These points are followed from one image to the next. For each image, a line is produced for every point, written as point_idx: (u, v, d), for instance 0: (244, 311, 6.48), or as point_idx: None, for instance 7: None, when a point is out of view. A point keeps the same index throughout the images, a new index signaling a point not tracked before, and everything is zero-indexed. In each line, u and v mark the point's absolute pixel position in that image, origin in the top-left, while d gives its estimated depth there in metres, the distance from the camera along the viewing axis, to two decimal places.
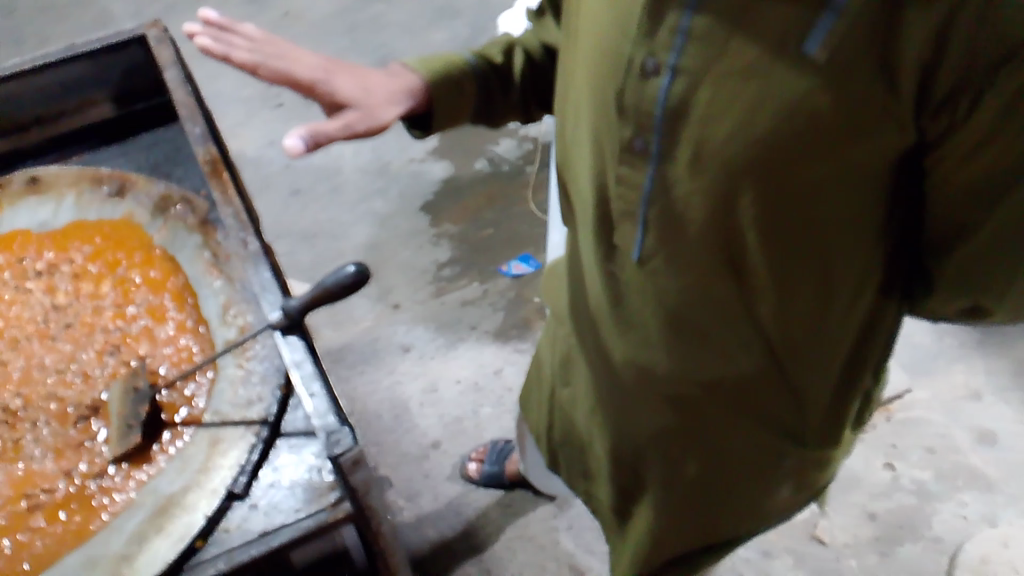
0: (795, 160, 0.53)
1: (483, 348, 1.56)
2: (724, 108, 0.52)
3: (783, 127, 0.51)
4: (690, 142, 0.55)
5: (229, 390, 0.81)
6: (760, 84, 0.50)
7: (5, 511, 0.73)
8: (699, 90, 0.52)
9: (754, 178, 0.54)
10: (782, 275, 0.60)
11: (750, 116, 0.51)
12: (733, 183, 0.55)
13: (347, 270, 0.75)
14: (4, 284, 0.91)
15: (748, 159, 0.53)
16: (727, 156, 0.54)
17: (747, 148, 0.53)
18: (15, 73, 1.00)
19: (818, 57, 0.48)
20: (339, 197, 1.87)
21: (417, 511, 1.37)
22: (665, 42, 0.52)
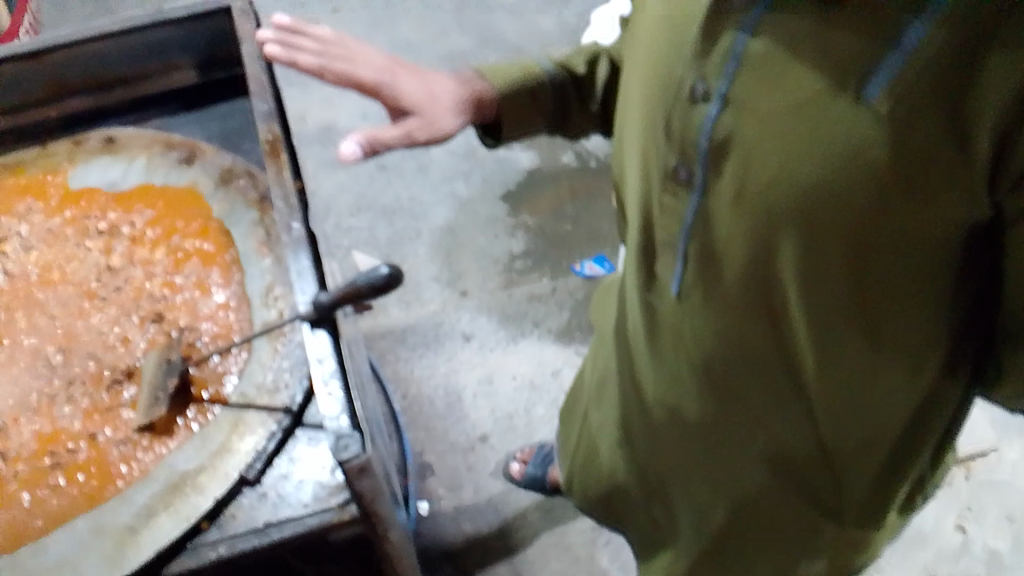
0: (845, 218, 0.47)
1: (545, 347, 1.55)
2: (773, 148, 0.47)
3: (835, 179, 0.46)
4: (734, 178, 0.50)
5: (258, 372, 0.81)
6: (813, 126, 0.45)
7: (29, 463, 0.77)
8: (747, 123, 0.48)
9: (798, 230, 0.49)
10: (825, 336, 0.55)
11: (800, 159, 0.46)
12: (774, 231, 0.50)
13: (380, 270, 0.72)
14: (68, 240, 0.95)
15: (793, 207, 0.48)
16: (771, 202, 0.49)
17: (793, 195, 0.48)
18: (103, 34, 1.00)
19: (878, 105, 0.42)
20: (424, 175, 1.87)
21: (456, 502, 1.35)
22: (718, 66, 0.48)
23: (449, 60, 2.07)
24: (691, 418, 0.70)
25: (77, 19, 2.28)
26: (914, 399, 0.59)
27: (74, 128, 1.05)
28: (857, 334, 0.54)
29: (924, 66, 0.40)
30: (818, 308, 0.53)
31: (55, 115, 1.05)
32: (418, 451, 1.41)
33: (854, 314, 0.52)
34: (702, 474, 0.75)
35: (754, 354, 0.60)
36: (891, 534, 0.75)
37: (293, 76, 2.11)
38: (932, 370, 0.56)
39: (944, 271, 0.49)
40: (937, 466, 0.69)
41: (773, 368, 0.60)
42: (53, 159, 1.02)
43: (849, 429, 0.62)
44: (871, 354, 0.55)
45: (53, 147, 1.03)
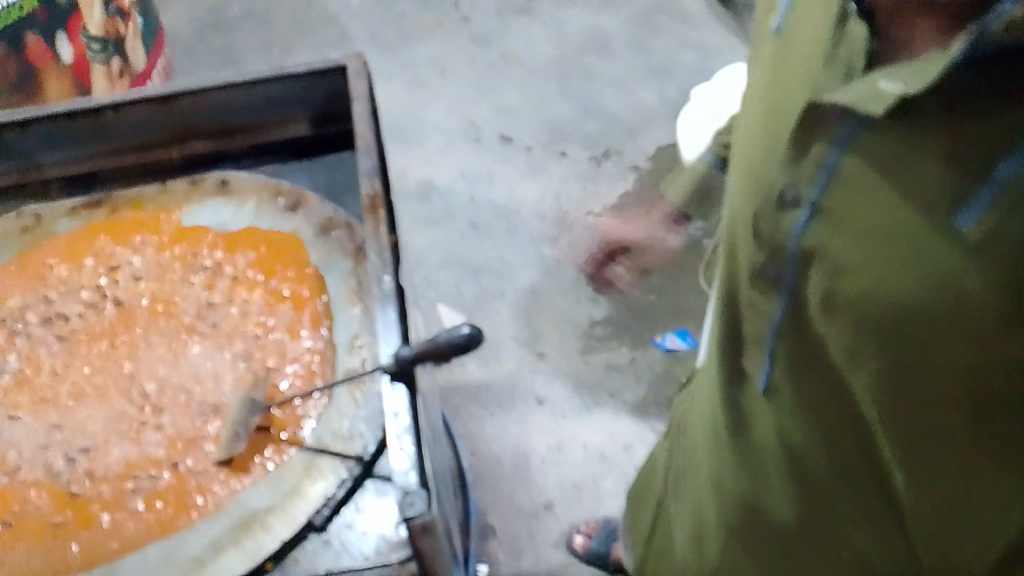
0: (936, 346, 0.45)
1: (618, 420, 1.52)
2: (861, 266, 0.46)
3: (923, 305, 0.44)
4: (820, 288, 0.49)
5: (335, 418, 0.83)
6: (903, 247, 0.44)
7: (113, 485, 0.81)
8: (834, 236, 0.47)
9: (885, 354, 0.47)
10: (911, 474, 0.51)
11: (889, 279, 0.45)
12: (862, 354, 0.49)
13: (462, 330, 0.74)
14: (174, 273, 1.00)
15: (880, 329, 0.47)
16: (858, 322, 0.48)
17: (879, 316, 0.46)
18: (230, 85, 1.06)
19: (969, 236, 0.41)
20: (513, 235, 1.89)
21: (516, 567, 1.35)
22: (810, 175, 0.49)
23: (547, 127, 2.13)
24: (769, 525, 0.68)
25: (207, 64, 2.43)
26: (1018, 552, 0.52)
27: (193, 169, 1.13)
28: (945, 476, 0.50)
29: (1019, 198, 0.39)
30: (902, 441, 0.50)
31: (177, 155, 1.11)
32: (483, 511, 1.41)
33: None
34: None
35: (837, 468, 0.58)
36: None
37: (397, 129, 2.19)
38: None
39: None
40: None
41: (857, 487, 0.58)
42: (170, 196, 1.08)
43: (938, 572, 0.57)
44: (965, 497, 0.51)
45: (171, 185, 1.10)
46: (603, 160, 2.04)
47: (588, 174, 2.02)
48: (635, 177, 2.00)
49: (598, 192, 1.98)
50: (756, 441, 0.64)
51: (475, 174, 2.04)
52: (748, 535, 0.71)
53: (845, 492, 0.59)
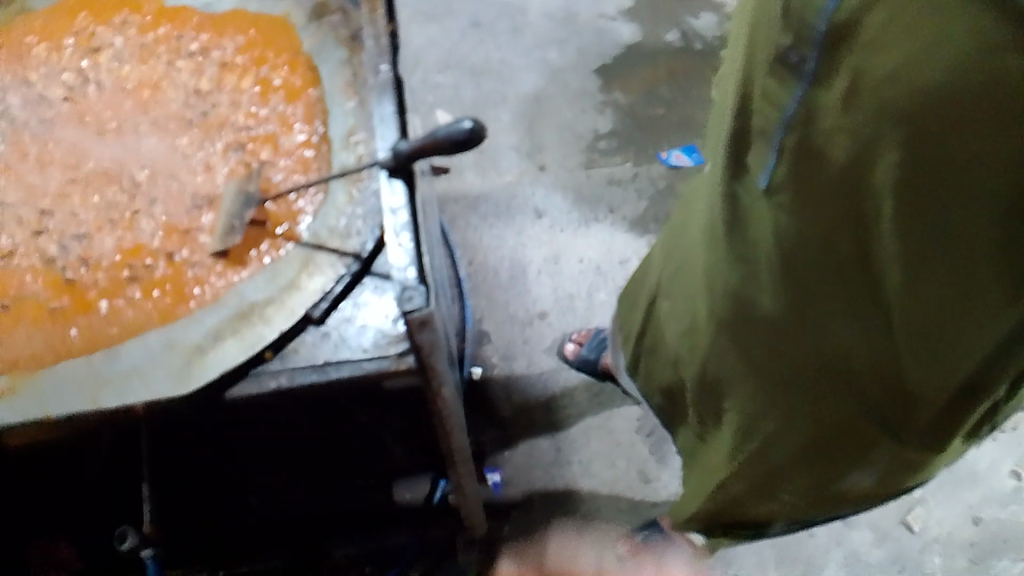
0: (962, 119, 0.46)
1: (615, 235, 1.52)
2: (889, 42, 0.47)
3: (961, 76, 0.45)
4: (849, 70, 0.50)
5: (332, 215, 0.81)
6: (941, 21, 0.44)
7: (108, 273, 0.80)
8: (872, 11, 0.47)
9: (907, 131, 0.48)
10: (913, 245, 0.52)
11: (922, 55, 0.46)
12: (882, 131, 0.49)
13: (463, 125, 0.70)
14: (158, 58, 0.95)
15: (910, 104, 0.47)
16: (884, 97, 0.48)
17: (907, 92, 0.47)
18: None
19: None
20: (518, 39, 1.80)
21: (508, 371, 1.37)
22: None
23: None
24: (758, 317, 0.69)
25: None
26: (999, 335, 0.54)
27: None
28: (947, 252, 0.51)
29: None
30: (914, 215, 0.51)
31: None
32: (478, 318, 1.42)
33: (950, 233, 0.50)
34: (759, 377, 0.74)
35: (834, 262, 0.59)
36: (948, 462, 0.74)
37: None
38: None
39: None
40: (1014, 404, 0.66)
41: (851, 281, 0.59)
42: None
43: (918, 355, 0.59)
44: (959, 278, 0.52)
45: None
46: None
47: None
48: None
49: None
50: (753, 242, 0.65)
51: None
52: (735, 336, 0.73)
53: (838, 287, 0.60)
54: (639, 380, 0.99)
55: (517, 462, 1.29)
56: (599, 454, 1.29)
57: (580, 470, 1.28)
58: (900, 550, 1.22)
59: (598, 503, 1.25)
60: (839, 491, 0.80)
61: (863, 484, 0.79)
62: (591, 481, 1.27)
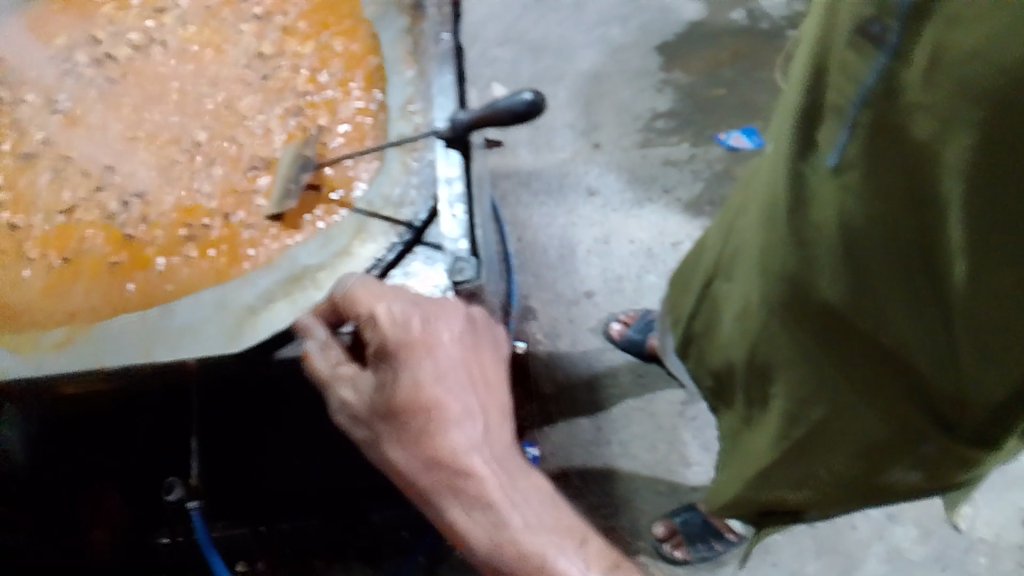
0: None
1: (669, 217, 1.49)
2: (981, 13, 0.46)
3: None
4: (931, 42, 0.49)
5: (386, 184, 0.80)
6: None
7: (167, 230, 0.82)
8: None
9: (989, 108, 0.47)
10: (981, 231, 0.51)
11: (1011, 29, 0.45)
12: (964, 108, 0.48)
13: (523, 96, 0.69)
14: (223, 22, 0.96)
15: (994, 82, 0.46)
16: (971, 71, 0.47)
17: (991, 68, 0.46)
18: None
19: None
20: (578, 15, 1.78)
21: (551, 349, 1.37)
22: None
23: None
24: (811, 303, 0.67)
25: None
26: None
27: None
28: (1018, 243, 0.49)
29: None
30: (989, 200, 0.49)
31: None
32: (524, 295, 1.41)
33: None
34: (808, 364, 0.72)
35: (899, 248, 0.57)
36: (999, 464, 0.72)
37: None
38: None
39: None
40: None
41: (914, 269, 0.57)
42: None
43: (974, 356, 0.57)
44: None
45: None
46: None
47: None
48: None
49: None
50: (813, 224, 0.63)
51: None
52: (785, 322, 0.71)
53: (899, 277, 0.59)
54: (689, 363, 0.97)
55: (556, 439, 1.28)
56: (637, 435, 1.28)
57: (619, 450, 1.27)
58: (945, 553, 1.19)
59: (635, 483, 1.25)
60: (882, 486, 0.78)
61: (908, 481, 0.76)
62: (629, 462, 1.26)
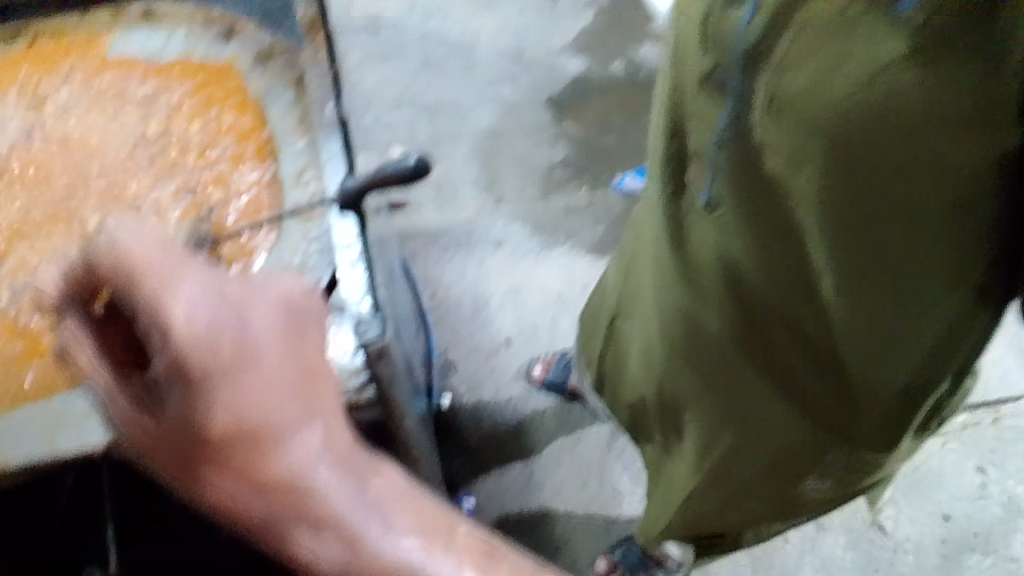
0: (873, 134, 0.48)
1: (576, 260, 1.54)
2: (804, 59, 0.49)
3: (864, 95, 0.47)
4: (766, 89, 0.52)
5: (286, 252, 0.81)
6: (844, 40, 0.47)
7: (62, 319, 0.80)
8: (781, 33, 0.50)
9: (825, 146, 0.50)
10: (840, 255, 0.54)
11: (829, 74, 0.48)
12: (804, 146, 0.51)
13: (410, 160, 0.70)
14: (105, 105, 0.95)
15: (823, 120, 0.49)
16: (804, 112, 0.50)
17: (820, 108, 0.49)
18: None
19: (912, 18, 0.43)
20: (470, 75, 1.84)
21: (477, 399, 1.37)
22: None
23: None
24: (708, 333, 0.70)
25: None
26: (939, 322, 0.55)
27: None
28: (875, 258, 0.53)
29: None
30: (840, 228, 0.52)
31: None
32: (443, 349, 1.43)
33: (874, 239, 0.52)
34: (715, 392, 0.75)
35: (774, 278, 0.60)
36: (898, 459, 0.77)
37: None
38: (960, 294, 0.53)
39: (972, 199, 0.47)
40: (958, 385, 0.69)
41: (790, 294, 0.61)
42: (95, 26, 1.01)
43: (862, 360, 0.60)
44: (888, 279, 0.53)
45: (95, 13, 1.02)
46: None
47: (547, 7, 1.98)
48: (596, 11, 1.97)
49: (556, 31, 1.92)
50: (697, 260, 0.67)
51: (427, 11, 1.96)
52: (688, 352, 0.74)
53: (779, 302, 0.62)
54: (606, 398, 1.00)
55: (489, 488, 1.29)
56: (571, 475, 1.29)
57: (552, 493, 1.28)
58: (870, 554, 1.24)
59: (572, 523, 1.26)
60: (799, 497, 0.82)
61: (823, 489, 0.80)
62: (564, 503, 1.27)
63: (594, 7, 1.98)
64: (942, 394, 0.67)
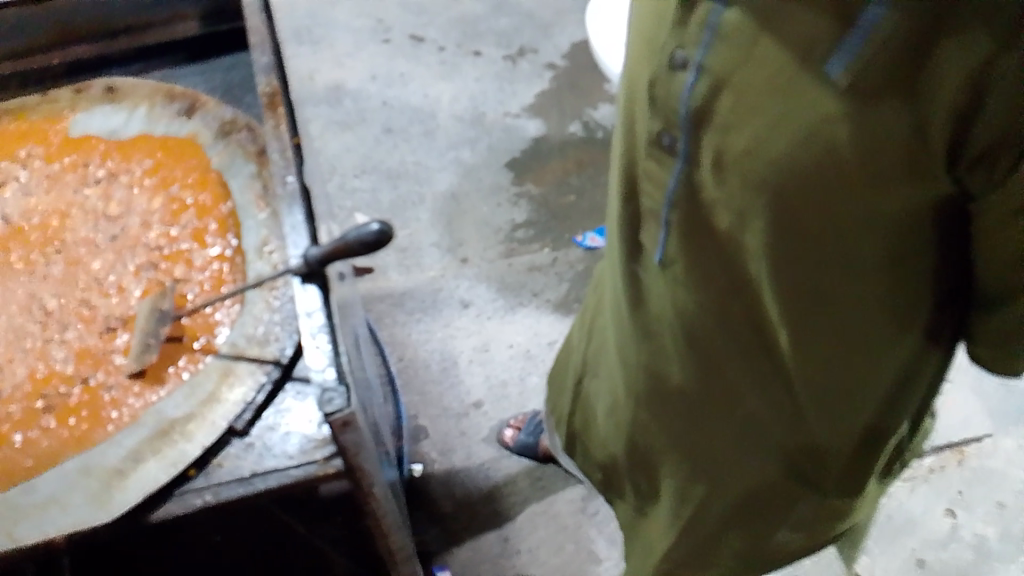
0: (812, 193, 0.48)
1: (541, 318, 1.55)
2: (744, 119, 0.49)
3: (800, 154, 0.47)
4: (711, 147, 0.52)
5: (249, 324, 0.81)
6: (780, 101, 0.46)
7: (22, 404, 0.79)
8: (723, 93, 0.49)
9: (769, 204, 0.50)
10: (791, 305, 0.55)
11: (767, 133, 0.48)
12: (748, 204, 0.52)
13: (371, 226, 0.70)
14: (66, 186, 0.96)
15: (765, 177, 0.49)
16: (746, 172, 0.50)
17: (762, 166, 0.49)
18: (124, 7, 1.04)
19: (839, 82, 0.43)
20: (430, 141, 1.87)
21: (447, 466, 1.36)
22: (696, 36, 0.50)
23: (460, 24, 2.16)
24: (671, 386, 0.71)
25: None
26: (893, 361, 0.58)
27: (78, 75, 1.06)
28: (827, 305, 0.54)
29: (879, 50, 0.41)
30: (790, 280, 0.54)
31: (58, 62, 1.05)
32: (412, 414, 1.42)
33: (824, 287, 0.53)
34: (681, 442, 0.76)
35: (731, 328, 0.61)
36: (867, 495, 0.78)
37: (302, 36, 2.13)
38: (910, 336, 0.56)
39: (915, 248, 0.49)
40: (917, 426, 0.71)
41: (748, 343, 0.62)
42: (55, 105, 1.02)
43: (822, 403, 0.62)
44: (840, 325, 0.55)
45: (54, 93, 1.03)
46: (518, 59, 2.07)
47: (504, 72, 2.03)
48: (552, 76, 2.03)
49: (513, 95, 1.98)
50: (655, 314, 0.67)
51: (387, 80, 2.01)
52: (653, 404, 0.75)
53: (737, 352, 0.63)
54: (578, 458, 0.99)
55: (463, 558, 1.26)
56: (546, 539, 1.28)
57: (529, 558, 1.26)
58: None
59: None
60: (775, 541, 0.82)
61: (794, 534, 0.81)
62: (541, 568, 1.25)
63: (550, 71, 2.04)
64: (902, 429, 0.68)
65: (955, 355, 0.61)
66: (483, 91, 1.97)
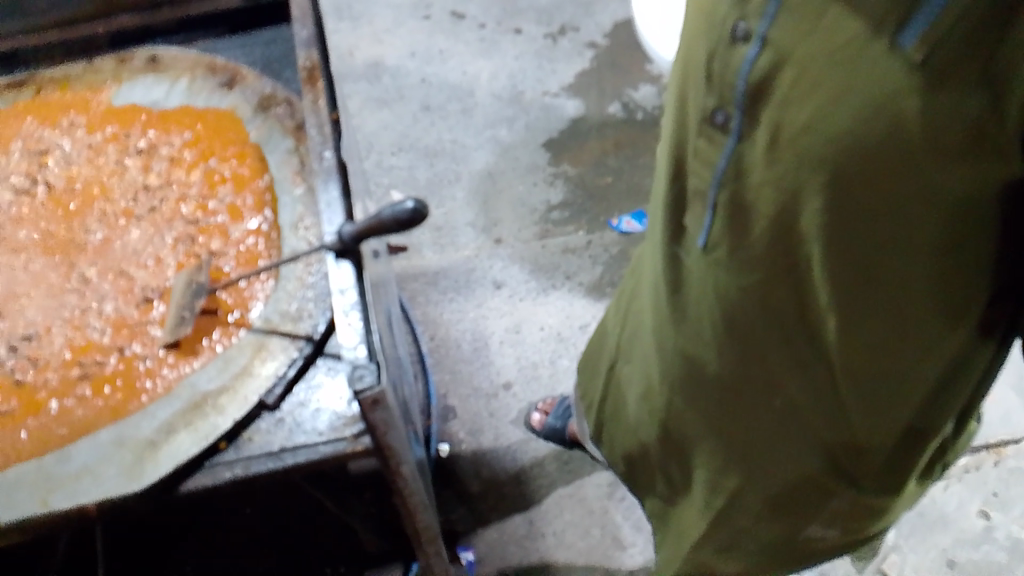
0: (868, 175, 0.46)
1: (575, 301, 1.54)
2: (807, 93, 0.47)
3: (866, 128, 0.45)
4: (768, 126, 0.50)
5: (283, 300, 0.81)
6: (846, 73, 0.44)
7: (59, 372, 0.80)
8: (783, 69, 0.48)
9: (824, 185, 0.48)
10: (840, 293, 0.53)
11: (829, 109, 0.46)
12: (800, 184, 0.50)
13: (406, 204, 0.67)
14: (107, 156, 0.97)
15: (823, 156, 0.47)
16: (801, 150, 0.48)
17: (822, 145, 0.47)
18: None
19: (912, 53, 0.42)
20: (467, 119, 1.86)
21: (476, 445, 1.36)
22: (758, 8, 0.48)
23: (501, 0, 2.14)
24: (707, 373, 0.70)
25: None
26: (945, 356, 0.56)
27: (122, 45, 1.06)
28: (878, 293, 0.52)
29: (956, 19, 0.40)
30: (839, 265, 0.52)
31: (102, 32, 1.05)
32: (443, 393, 1.42)
33: (872, 276, 0.51)
34: (714, 430, 0.75)
35: (772, 318, 0.60)
36: (906, 497, 0.76)
37: (343, 12, 2.13)
38: (963, 330, 0.53)
39: (975, 235, 0.47)
40: (962, 426, 0.69)
41: (789, 333, 0.60)
42: (97, 77, 1.03)
43: (866, 397, 0.60)
44: (891, 315, 0.53)
45: (97, 64, 1.04)
46: (559, 38, 2.04)
47: (544, 50, 2.01)
48: (592, 55, 2.00)
49: (553, 75, 1.95)
50: (694, 299, 0.66)
51: (426, 56, 2.00)
52: (690, 391, 0.73)
53: (779, 343, 0.61)
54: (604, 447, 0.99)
55: (489, 539, 1.27)
56: (572, 523, 1.28)
57: (554, 541, 1.26)
58: None
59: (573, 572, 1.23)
60: (804, 540, 0.81)
61: (828, 532, 0.79)
62: (565, 552, 1.25)
63: (591, 50, 2.01)
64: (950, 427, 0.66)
65: (1008, 353, 0.59)
66: (522, 71, 1.95)
